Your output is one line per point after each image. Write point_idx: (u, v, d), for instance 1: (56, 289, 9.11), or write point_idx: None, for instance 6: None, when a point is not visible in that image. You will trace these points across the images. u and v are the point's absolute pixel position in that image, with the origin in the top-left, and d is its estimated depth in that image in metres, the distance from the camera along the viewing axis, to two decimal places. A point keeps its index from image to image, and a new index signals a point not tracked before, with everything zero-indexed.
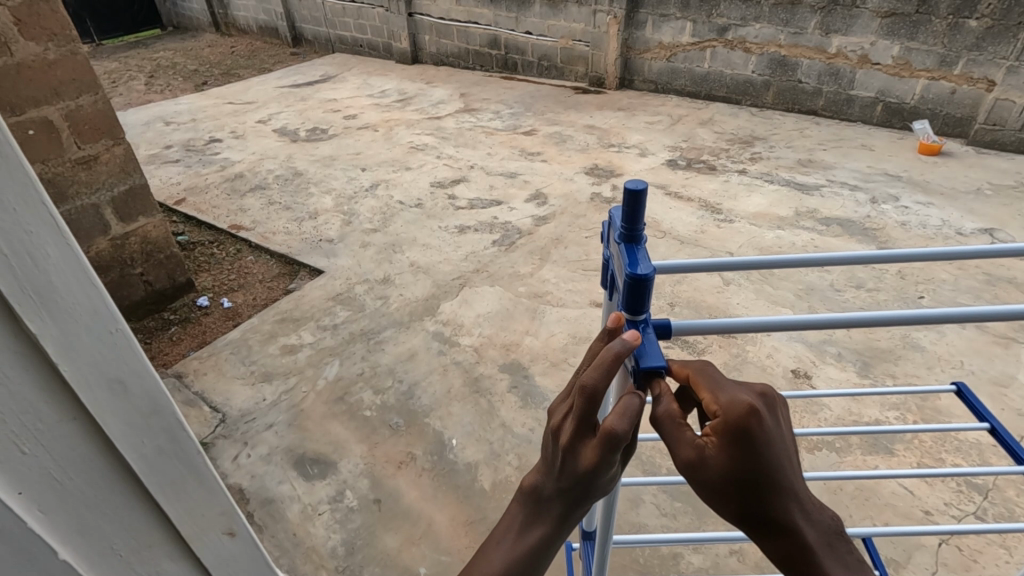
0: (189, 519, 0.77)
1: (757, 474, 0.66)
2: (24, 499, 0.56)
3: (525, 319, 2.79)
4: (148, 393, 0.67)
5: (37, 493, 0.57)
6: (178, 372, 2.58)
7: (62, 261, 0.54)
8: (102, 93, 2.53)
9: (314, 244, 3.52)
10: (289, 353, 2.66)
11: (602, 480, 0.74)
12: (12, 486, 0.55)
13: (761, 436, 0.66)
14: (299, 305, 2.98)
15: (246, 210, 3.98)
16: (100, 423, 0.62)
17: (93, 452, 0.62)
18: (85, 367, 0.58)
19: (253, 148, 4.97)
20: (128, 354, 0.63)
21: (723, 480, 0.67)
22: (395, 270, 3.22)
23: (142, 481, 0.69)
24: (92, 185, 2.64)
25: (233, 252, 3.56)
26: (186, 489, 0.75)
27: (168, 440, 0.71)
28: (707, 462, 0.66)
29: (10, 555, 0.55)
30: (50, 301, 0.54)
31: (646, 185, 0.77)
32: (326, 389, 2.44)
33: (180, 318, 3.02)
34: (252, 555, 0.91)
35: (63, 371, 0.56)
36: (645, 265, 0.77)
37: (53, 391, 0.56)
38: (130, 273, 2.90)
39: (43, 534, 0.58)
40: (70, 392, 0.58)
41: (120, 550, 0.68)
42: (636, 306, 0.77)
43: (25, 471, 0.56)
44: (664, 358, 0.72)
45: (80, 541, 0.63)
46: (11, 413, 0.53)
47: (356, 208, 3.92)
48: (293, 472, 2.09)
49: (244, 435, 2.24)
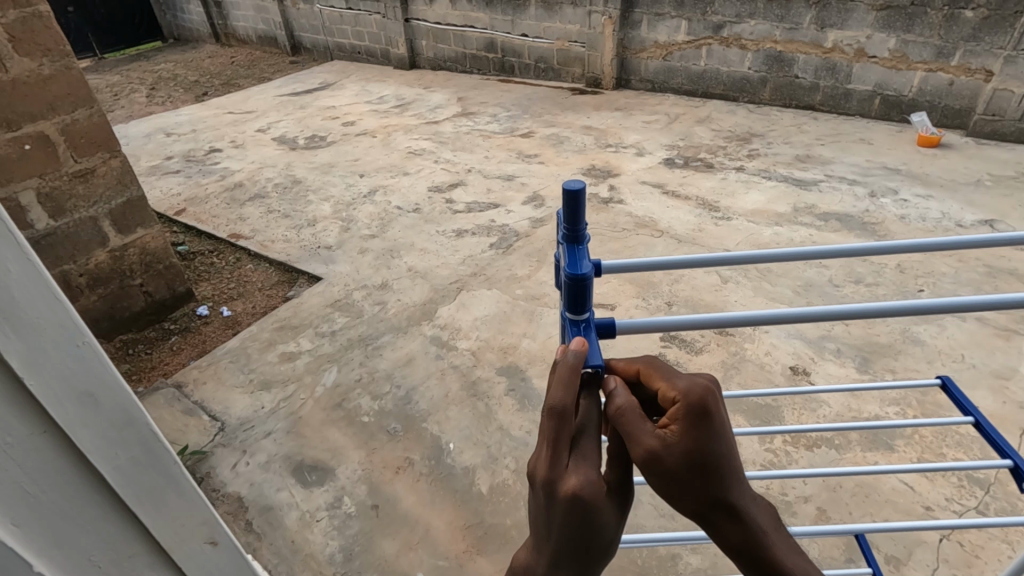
0: (170, 529, 0.77)
1: (714, 457, 0.69)
2: None
3: (523, 321, 2.79)
4: (120, 405, 0.67)
5: (6, 508, 0.57)
6: (178, 382, 2.59)
7: (24, 276, 0.55)
8: (97, 107, 2.56)
9: (313, 251, 3.54)
10: (287, 360, 2.66)
11: (587, 523, 0.68)
12: None
13: (717, 416, 0.69)
14: (297, 313, 2.99)
15: (245, 219, 4.00)
16: (72, 436, 0.62)
17: (67, 464, 0.63)
18: (53, 382, 0.59)
19: (252, 158, 5.00)
20: (96, 366, 0.63)
21: (683, 468, 0.68)
22: (393, 275, 3.23)
23: (119, 492, 0.69)
24: (89, 199, 2.66)
25: (233, 260, 3.59)
26: (165, 500, 0.75)
27: (144, 452, 0.71)
28: (669, 450, 0.68)
29: None
30: (13, 316, 0.54)
31: (584, 186, 0.77)
32: (324, 396, 2.44)
33: (181, 327, 3.03)
34: (239, 564, 0.92)
35: (28, 384, 0.57)
36: (585, 263, 0.81)
37: (20, 405, 0.57)
38: (129, 285, 2.92)
39: (16, 549, 0.58)
40: (40, 406, 0.58)
41: (99, 561, 0.69)
42: (578, 305, 0.83)
43: None
44: (602, 354, 0.78)
45: (57, 554, 0.63)
46: None
47: (354, 214, 3.94)
48: (292, 480, 2.10)
49: (243, 443, 2.25)
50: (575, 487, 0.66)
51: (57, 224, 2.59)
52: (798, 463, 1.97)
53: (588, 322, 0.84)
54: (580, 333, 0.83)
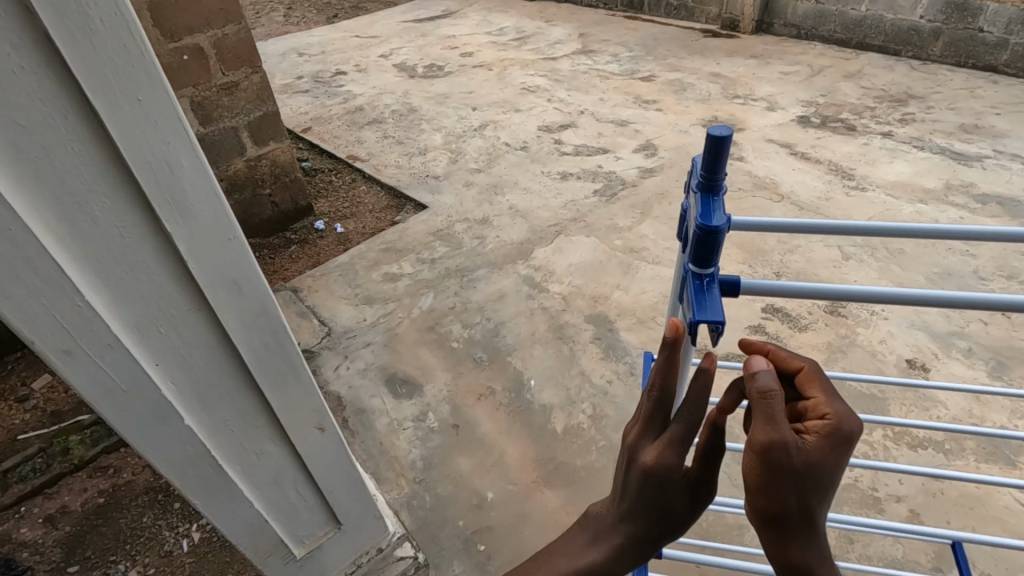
0: (287, 411, 0.88)
1: (826, 478, 0.70)
2: (161, 369, 0.70)
3: (618, 272, 2.75)
4: (259, 298, 0.75)
5: (167, 367, 0.70)
6: (294, 286, 2.86)
7: (194, 171, 0.62)
8: (244, 24, 2.74)
9: (421, 180, 3.66)
10: (389, 280, 2.84)
11: (655, 493, 0.78)
12: (151, 358, 0.68)
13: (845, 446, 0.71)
14: (402, 237, 3.14)
15: (363, 142, 4.19)
16: (219, 318, 0.72)
17: (215, 341, 0.74)
18: (208, 269, 0.68)
19: (373, 83, 5.16)
20: (243, 260, 0.71)
21: (801, 479, 0.68)
22: (495, 211, 3.28)
23: (252, 372, 0.79)
24: (232, 110, 2.91)
25: (348, 181, 3.80)
26: (286, 385, 0.85)
27: (275, 341, 0.80)
28: (791, 483, 0.68)
29: (152, 409, 0.71)
30: (182, 207, 0.62)
31: (731, 132, 0.73)
32: (419, 318, 2.59)
33: (300, 238, 3.31)
34: (341, 451, 1.03)
35: (191, 267, 0.66)
36: (719, 216, 0.76)
37: (184, 285, 0.67)
38: (260, 194, 3.20)
39: (173, 400, 0.73)
40: (198, 288, 0.68)
41: (232, 423, 0.82)
42: (705, 259, 0.77)
43: (161, 347, 0.69)
44: (724, 313, 0.74)
45: (202, 411, 0.77)
46: (149, 299, 0.65)
47: (464, 147, 3.99)
48: (384, 389, 2.29)
49: (346, 350, 2.47)
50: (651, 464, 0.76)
51: (205, 131, 2.86)
52: (897, 461, 1.84)
53: (713, 280, 0.78)
54: (703, 289, 0.78)
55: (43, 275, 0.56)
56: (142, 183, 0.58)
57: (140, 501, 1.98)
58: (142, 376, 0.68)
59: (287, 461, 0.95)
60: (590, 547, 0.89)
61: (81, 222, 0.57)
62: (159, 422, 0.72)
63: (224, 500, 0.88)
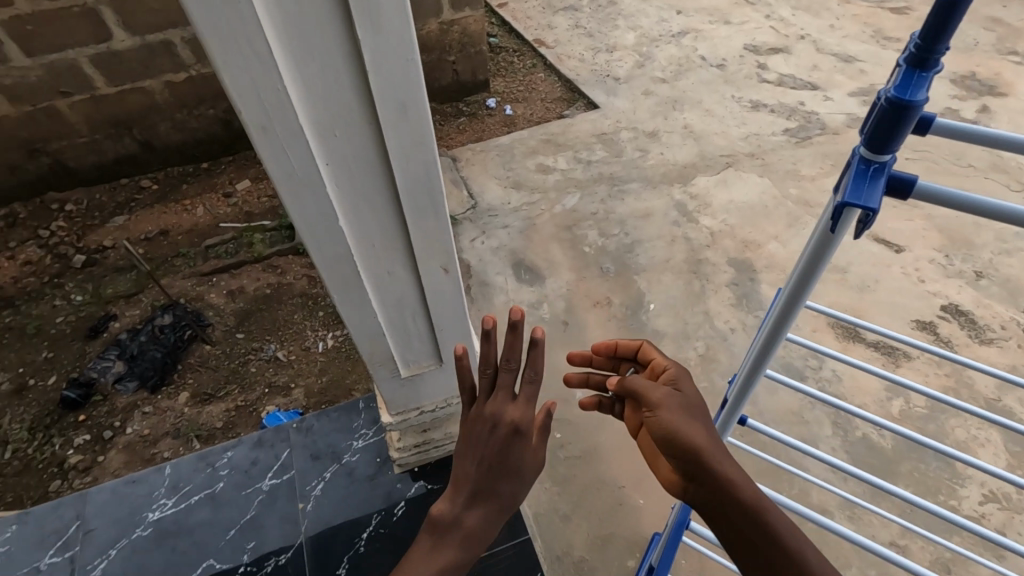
0: (421, 243, 0.96)
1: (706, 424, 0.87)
2: (329, 169, 0.80)
3: (781, 223, 2.50)
4: (420, 129, 0.79)
5: (334, 170, 0.80)
6: (454, 156, 2.99)
7: None
8: None
9: (600, 79, 3.50)
10: (541, 172, 2.85)
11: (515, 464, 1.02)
12: (323, 157, 0.78)
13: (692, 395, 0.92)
14: (565, 133, 3.09)
15: (553, 28, 4.05)
16: (383, 136, 0.78)
17: (375, 158, 0.81)
18: (383, 86, 0.73)
19: None
20: (414, 86, 0.74)
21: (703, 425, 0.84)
22: (667, 127, 3.08)
23: (399, 196, 0.87)
24: None
25: (529, 65, 3.76)
26: (425, 219, 0.92)
27: (425, 173, 0.85)
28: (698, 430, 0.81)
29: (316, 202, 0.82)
30: (373, 18, 0.66)
31: None
32: (560, 215, 2.61)
33: (470, 112, 3.40)
34: (459, 297, 1.11)
35: (369, 81, 0.72)
36: (921, 95, 0.54)
37: (360, 97, 0.74)
38: (445, 59, 3.29)
39: (333, 200, 0.83)
40: (371, 103, 0.74)
41: (374, 238, 0.93)
42: (881, 144, 0.58)
43: (332, 149, 0.78)
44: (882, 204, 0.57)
45: (353, 218, 0.88)
46: (331, 102, 0.73)
47: (655, 52, 3.70)
48: (510, 271, 2.39)
49: (485, 226, 2.58)
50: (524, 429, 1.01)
51: None
52: None
53: (884, 173, 0.59)
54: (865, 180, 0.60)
55: (258, 54, 0.65)
56: None
57: (296, 301, 2.35)
58: (313, 170, 0.78)
59: (412, 288, 1.05)
60: (438, 551, 0.98)
61: (292, 13, 0.64)
62: (320, 215, 0.84)
63: (358, 306, 1.03)
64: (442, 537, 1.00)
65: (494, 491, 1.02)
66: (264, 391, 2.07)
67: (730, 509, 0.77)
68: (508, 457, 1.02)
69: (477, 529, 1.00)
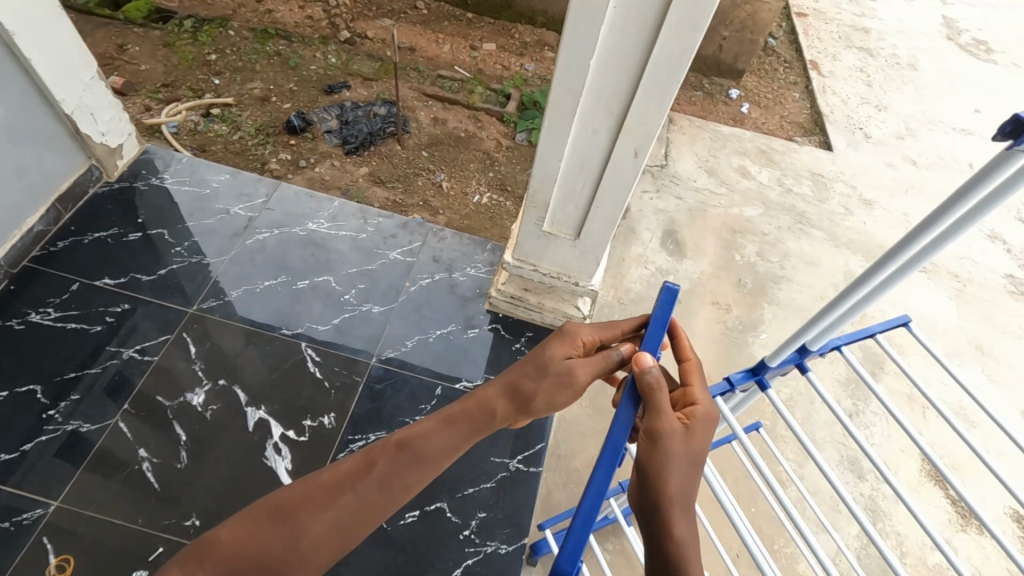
0: (634, 118, 1.09)
1: (674, 455, 0.73)
2: (603, 41, 1.00)
3: (942, 346, 2.28)
4: (689, 37, 0.94)
5: (609, 34, 0.99)
6: (672, 119, 3.06)
7: None
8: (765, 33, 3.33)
9: (850, 126, 3.31)
10: (741, 174, 2.84)
11: (504, 401, 0.96)
12: (604, 38, 0.99)
13: (698, 430, 0.77)
14: (786, 153, 3.02)
15: (836, 59, 3.82)
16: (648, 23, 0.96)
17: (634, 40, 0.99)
18: None
19: (905, 16, 4.32)
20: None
21: (662, 455, 0.72)
22: (886, 204, 2.88)
23: (626, 79, 1.05)
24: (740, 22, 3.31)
25: (790, 80, 3.64)
26: (653, 91, 1.04)
27: (664, 74, 1.01)
28: (678, 466, 0.73)
29: (579, 68, 1.04)
30: None
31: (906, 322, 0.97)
32: (733, 217, 2.61)
33: (709, 90, 3.47)
34: (629, 186, 1.25)
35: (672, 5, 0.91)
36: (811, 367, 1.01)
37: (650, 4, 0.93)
38: (717, 31, 3.36)
39: (590, 74, 1.05)
40: (666, 23, 0.93)
41: (600, 103, 1.10)
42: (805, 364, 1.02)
43: (612, 33, 0.99)
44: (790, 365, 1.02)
45: (589, 94, 1.09)
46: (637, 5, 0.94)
47: (924, 132, 3.39)
48: (659, 235, 2.46)
49: (661, 186, 2.67)
50: (528, 375, 0.98)
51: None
52: None
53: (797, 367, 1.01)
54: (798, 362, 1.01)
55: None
56: None
57: (478, 153, 2.62)
58: (592, 38, 0.99)
59: (600, 153, 1.20)
60: (388, 463, 0.88)
61: None
62: (578, 72, 1.04)
63: (584, 41, 0.99)
64: (422, 436, 0.91)
65: (423, 434, 0.92)
66: (419, 203, 2.37)
67: (664, 504, 0.71)
68: (518, 387, 0.97)
69: (434, 446, 0.91)
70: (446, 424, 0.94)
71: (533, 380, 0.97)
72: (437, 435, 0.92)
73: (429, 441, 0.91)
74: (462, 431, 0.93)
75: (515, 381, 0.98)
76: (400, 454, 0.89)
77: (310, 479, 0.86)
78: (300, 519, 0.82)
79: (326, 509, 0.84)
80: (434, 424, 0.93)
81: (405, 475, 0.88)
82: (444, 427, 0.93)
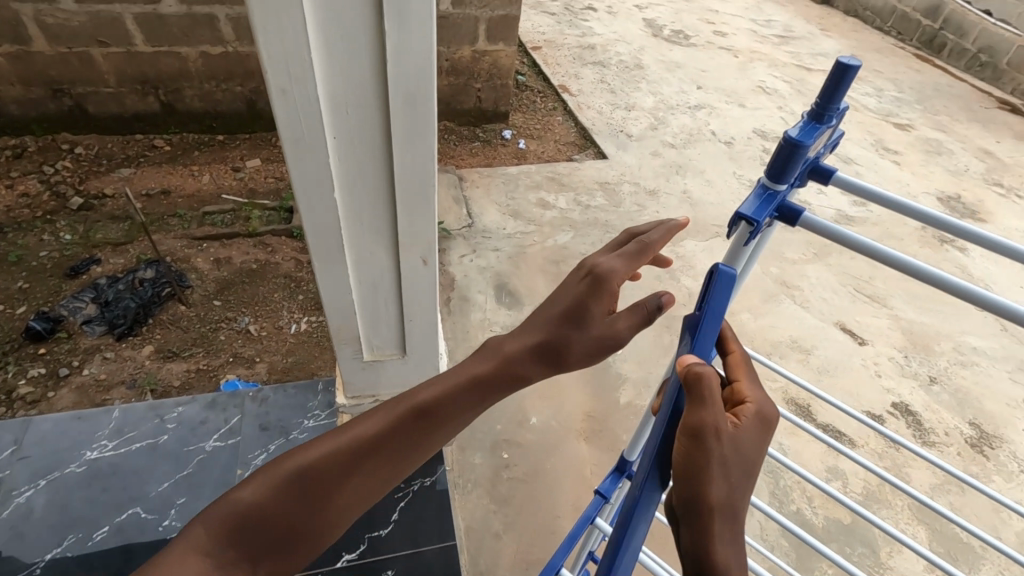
0: (406, 232, 1.03)
1: (722, 461, 0.53)
2: (339, 177, 0.92)
3: (758, 295, 2.54)
4: (422, 148, 0.91)
5: (342, 169, 0.92)
6: (462, 176, 3.11)
7: (406, 91, 0.83)
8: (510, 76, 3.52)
9: (613, 132, 3.66)
10: (541, 206, 2.96)
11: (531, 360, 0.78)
12: (339, 173, 0.92)
13: (751, 432, 0.57)
14: (571, 174, 3.22)
15: (579, 78, 4.23)
16: (376, 148, 0.91)
17: (370, 168, 0.93)
18: (402, 112, 0.85)
19: (617, 28, 4.96)
20: (422, 107, 0.85)
21: (701, 460, 0.53)
22: (667, 189, 3.20)
23: (382, 204, 0.99)
24: (488, 72, 3.48)
25: (549, 107, 3.93)
26: (412, 204, 0.98)
27: (414, 187, 0.96)
28: (724, 473, 0.53)
29: (325, 209, 0.94)
30: (412, 100, 0.84)
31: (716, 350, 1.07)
32: (550, 249, 2.69)
33: (485, 138, 3.61)
34: (432, 293, 1.17)
35: (393, 126, 0.87)
36: None
37: (370, 131, 0.88)
38: (471, 85, 3.51)
39: (340, 210, 0.97)
40: (394, 143, 0.89)
41: (365, 231, 1.02)
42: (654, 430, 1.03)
43: (345, 167, 0.92)
44: None
45: (349, 227, 1.00)
46: (357, 136, 0.88)
47: (670, 118, 3.87)
48: (491, 292, 2.44)
49: (476, 245, 2.66)
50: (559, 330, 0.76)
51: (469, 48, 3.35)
52: None
53: None
54: None
55: (304, 144, 0.85)
56: (389, 105, 0.84)
57: (278, 279, 2.38)
58: (325, 179, 0.90)
59: (389, 274, 1.11)
60: (405, 429, 0.79)
61: (315, 131, 0.84)
62: (326, 213, 0.95)
63: (315, 180, 0.90)
64: (440, 404, 0.79)
65: (448, 400, 0.79)
66: (228, 360, 2.07)
67: (701, 515, 0.53)
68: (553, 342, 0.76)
69: (450, 421, 0.80)
70: (470, 389, 0.80)
71: (565, 339, 0.76)
72: (462, 396, 0.80)
73: (444, 415, 0.79)
74: (479, 406, 0.81)
75: (548, 340, 0.77)
76: (424, 423, 0.79)
77: (342, 440, 0.77)
78: (327, 493, 0.76)
79: (350, 476, 0.77)
80: (461, 384, 0.80)
81: (426, 445, 0.79)
82: (469, 385, 0.80)
